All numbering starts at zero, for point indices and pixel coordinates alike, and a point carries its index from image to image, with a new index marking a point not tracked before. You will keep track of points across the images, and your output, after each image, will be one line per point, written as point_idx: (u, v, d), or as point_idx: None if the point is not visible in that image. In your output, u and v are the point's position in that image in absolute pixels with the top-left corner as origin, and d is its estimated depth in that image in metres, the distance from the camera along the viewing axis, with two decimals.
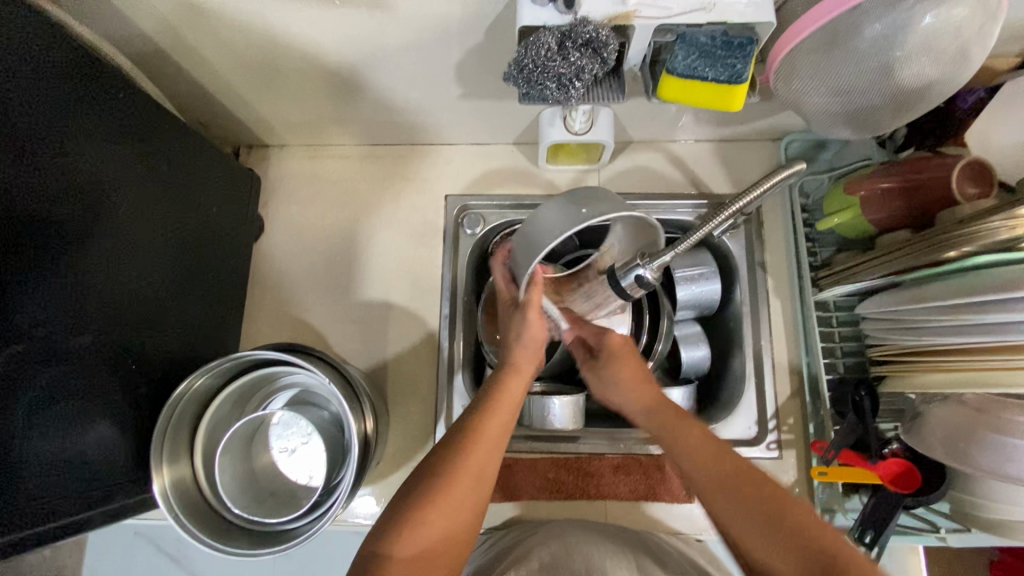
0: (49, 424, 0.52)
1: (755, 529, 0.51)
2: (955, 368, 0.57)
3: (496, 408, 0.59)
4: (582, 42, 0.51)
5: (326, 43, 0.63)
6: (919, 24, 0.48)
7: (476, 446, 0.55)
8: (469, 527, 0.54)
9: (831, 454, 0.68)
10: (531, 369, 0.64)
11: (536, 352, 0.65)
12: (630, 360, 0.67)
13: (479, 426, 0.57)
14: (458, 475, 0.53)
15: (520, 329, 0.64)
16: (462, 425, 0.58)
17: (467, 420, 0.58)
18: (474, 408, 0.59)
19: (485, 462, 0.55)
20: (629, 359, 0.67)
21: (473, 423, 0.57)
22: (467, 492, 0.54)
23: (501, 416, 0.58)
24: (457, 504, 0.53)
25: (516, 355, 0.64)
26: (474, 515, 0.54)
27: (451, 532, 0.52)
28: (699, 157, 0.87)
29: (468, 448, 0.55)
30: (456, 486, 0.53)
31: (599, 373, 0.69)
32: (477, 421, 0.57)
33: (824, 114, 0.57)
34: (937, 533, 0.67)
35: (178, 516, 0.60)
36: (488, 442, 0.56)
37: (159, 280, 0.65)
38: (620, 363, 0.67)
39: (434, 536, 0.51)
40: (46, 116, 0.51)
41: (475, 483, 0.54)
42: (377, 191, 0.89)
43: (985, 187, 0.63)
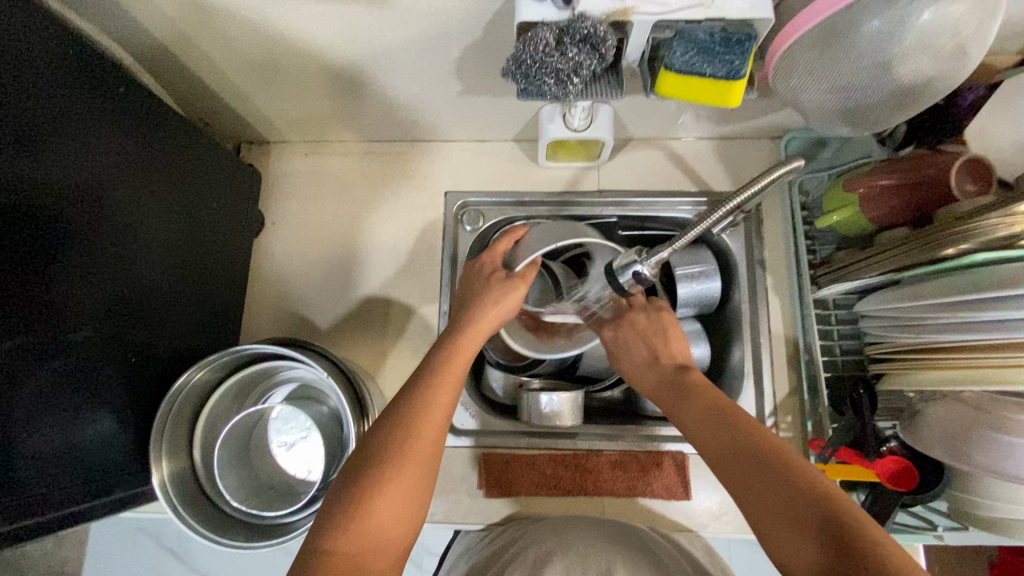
0: (51, 417, 0.53)
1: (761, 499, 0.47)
2: (951, 366, 0.57)
3: (443, 382, 0.58)
4: (580, 38, 0.51)
5: (325, 38, 0.63)
6: (917, 20, 0.47)
7: (424, 425, 0.54)
8: (419, 507, 0.53)
9: (828, 452, 0.68)
10: (490, 330, 0.64)
11: (503, 312, 0.65)
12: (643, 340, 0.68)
13: (423, 405, 0.55)
14: (404, 458, 0.52)
15: (501, 296, 0.65)
16: (410, 396, 0.56)
17: (413, 396, 0.56)
18: (423, 379, 0.58)
19: (434, 439, 0.55)
20: (640, 339, 0.68)
21: (417, 401, 0.55)
22: (411, 478, 0.52)
23: (447, 394, 0.57)
24: (408, 484, 0.52)
25: (479, 314, 0.63)
26: (424, 495, 0.54)
27: (400, 517, 0.51)
28: (699, 154, 0.86)
29: (417, 429, 0.54)
30: (408, 467, 0.52)
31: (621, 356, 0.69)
32: (423, 398, 0.56)
33: (824, 112, 0.57)
34: (935, 531, 0.66)
35: (177, 509, 0.61)
36: (437, 415, 0.55)
37: (160, 276, 0.66)
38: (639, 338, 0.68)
39: (378, 525, 0.50)
40: (38, 108, 0.51)
41: (423, 465, 0.53)
42: (378, 187, 0.90)
43: (982, 186, 0.62)
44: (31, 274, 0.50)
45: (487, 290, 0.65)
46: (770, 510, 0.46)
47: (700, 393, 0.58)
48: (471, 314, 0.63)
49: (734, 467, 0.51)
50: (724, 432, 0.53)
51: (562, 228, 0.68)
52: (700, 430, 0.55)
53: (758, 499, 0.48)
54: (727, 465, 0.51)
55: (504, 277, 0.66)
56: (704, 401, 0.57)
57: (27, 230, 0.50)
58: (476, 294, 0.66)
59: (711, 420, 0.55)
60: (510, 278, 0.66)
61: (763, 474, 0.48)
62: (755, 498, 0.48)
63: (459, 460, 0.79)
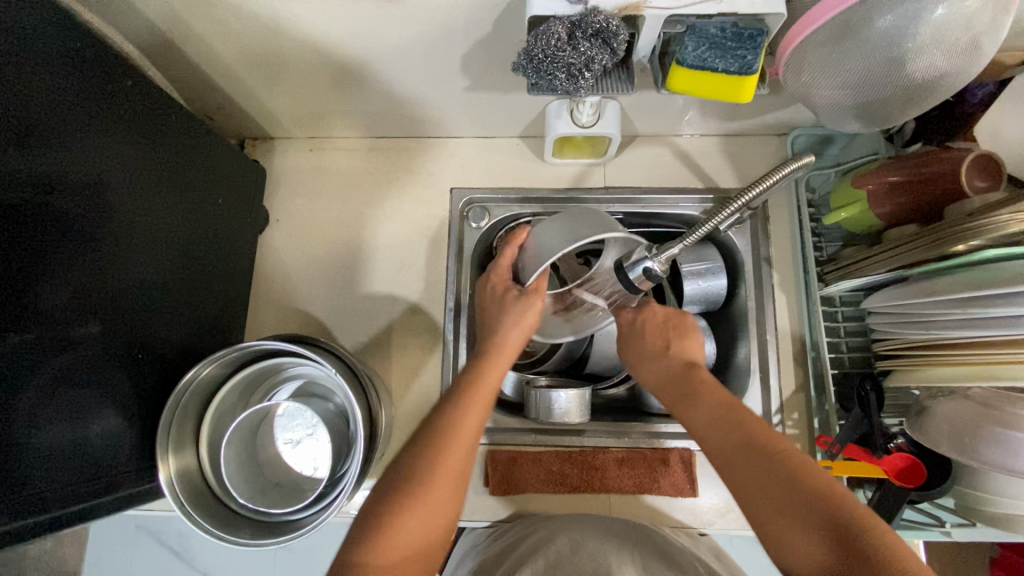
0: (57, 413, 0.52)
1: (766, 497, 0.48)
2: (960, 362, 0.57)
3: (473, 403, 0.58)
4: (592, 33, 0.51)
5: (332, 32, 0.63)
6: (930, 15, 0.48)
7: (454, 443, 0.55)
8: (448, 522, 0.54)
9: (836, 448, 0.67)
10: (513, 352, 0.65)
11: (524, 333, 0.65)
12: (656, 331, 0.68)
13: (454, 423, 0.56)
14: (434, 476, 0.53)
15: (520, 319, 0.64)
16: (440, 416, 0.57)
17: (444, 416, 0.57)
18: (451, 401, 0.58)
19: (463, 459, 0.55)
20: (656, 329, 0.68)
21: (448, 419, 0.56)
22: (443, 494, 0.53)
23: (476, 414, 0.58)
24: (438, 502, 0.52)
25: (502, 337, 0.64)
26: (453, 511, 0.54)
27: (430, 532, 0.52)
28: (705, 152, 0.86)
29: (446, 447, 0.54)
30: (437, 484, 0.53)
31: (626, 346, 0.70)
32: (455, 418, 0.56)
33: (834, 107, 0.57)
34: (942, 527, 0.66)
35: (184, 507, 0.61)
36: (465, 435, 0.56)
37: (165, 272, 0.65)
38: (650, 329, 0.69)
39: (413, 538, 0.51)
40: (40, 103, 0.50)
41: (454, 482, 0.54)
42: (382, 184, 0.89)
43: (993, 182, 0.62)
44: (34, 270, 0.50)
45: (503, 312, 0.65)
46: (771, 503, 0.48)
47: (709, 391, 0.58)
48: (495, 338, 0.64)
49: (739, 462, 0.52)
50: (734, 432, 0.54)
51: (578, 224, 0.62)
52: (707, 427, 0.56)
53: (762, 495, 0.49)
54: (732, 461, 0.52)
55: (518, 295, 0.65)
56: (714, 399, 0.57)
57: (31, 225, 0.49)
58: (494, 319, 0.65)
59: (722, 420, 0.55)
60: (525, 295, 0.65)
61: (769, 473, 0.49)
62: (755, 491, 0.49)
63: None
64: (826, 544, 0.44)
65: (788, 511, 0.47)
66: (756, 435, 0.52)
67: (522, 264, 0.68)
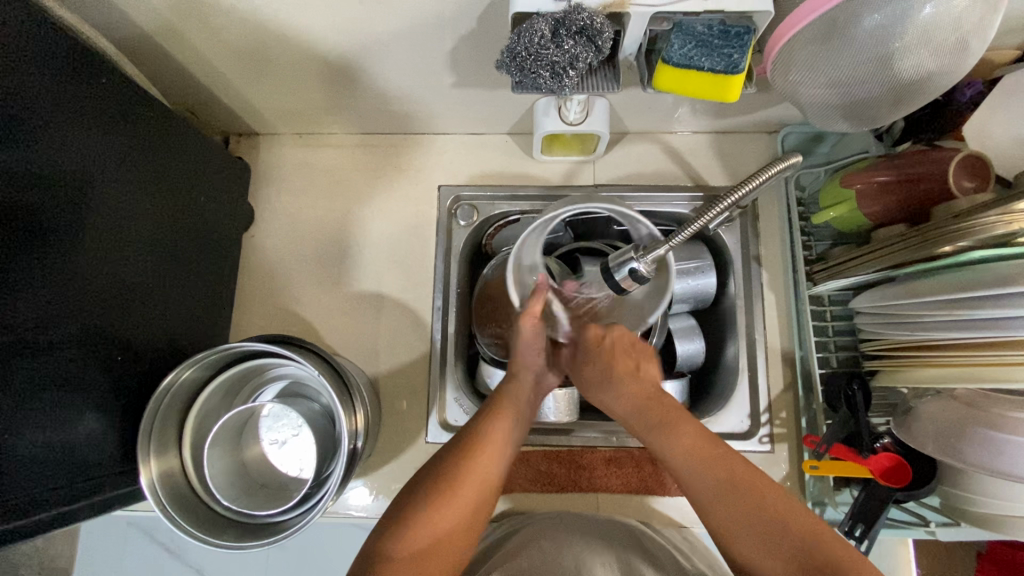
0: (36, 417, 0.52)
1: (745, 520, 0.54)
2: (945, 364, 0.57)
3: (500, 419, 0.62)
4: (576, 30, 0.50)
5: (315, 27, 0.62)
6: (917, 14, 0.47)
7: (479, 452, 0.59)
8: (472, 522, 0.58)
9: (822, 448, 0.68)
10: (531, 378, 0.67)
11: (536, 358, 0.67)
12: (623, 351, 0.63)
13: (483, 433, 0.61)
14: (464, 476, 0.58)
15: (519, 344, 0.64)
16: (469, 428, 0.62)
17: (472, 428, 0.62)
18: (478, 417, 0.63)
19: (486, 468, 0.59)
20: (623, 348, 0.63)
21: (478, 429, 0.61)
22: (471, 493, 0.57)
23: (502, 429, 0.62)
24: (461, 504, 0.56)
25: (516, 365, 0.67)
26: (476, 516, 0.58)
27: (454, 530, 0.56)
28: (696, 149, 0.86)
29: (471, 454, 0.59)
30: (461, 487, 0.57)
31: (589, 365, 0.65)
32: (481, 430, 0.61)
33: (822, 106, 0.57)
34: (926, 526, 0.67)
35: (168, 511, 0.60)
36: (490, 446, 0.60)
37: (147, 272, 0.65)
38: (617, 350, 0.63)
39: (445, 530, 0.55)
40: (21, 101, 0.49)
41: (477, 487, 0.58)
42: (370, 180, 0.88)
43: (980, 182, 0.62)
44: (44, 280, 0.52)
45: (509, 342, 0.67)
46: (750, 524, 0.54)
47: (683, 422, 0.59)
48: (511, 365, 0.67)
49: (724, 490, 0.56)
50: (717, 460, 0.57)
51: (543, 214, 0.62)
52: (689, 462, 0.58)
53: (744, 519, 0.54)
54: (713, 490, 0.56)
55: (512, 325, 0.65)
56: (691, 430, 0.59)
57: (23, 227, 0.50)
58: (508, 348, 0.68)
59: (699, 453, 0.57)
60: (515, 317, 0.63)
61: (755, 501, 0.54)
62: (738, 514, 0.54)
63: None
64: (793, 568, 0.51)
65: (767, 539, 0.53)
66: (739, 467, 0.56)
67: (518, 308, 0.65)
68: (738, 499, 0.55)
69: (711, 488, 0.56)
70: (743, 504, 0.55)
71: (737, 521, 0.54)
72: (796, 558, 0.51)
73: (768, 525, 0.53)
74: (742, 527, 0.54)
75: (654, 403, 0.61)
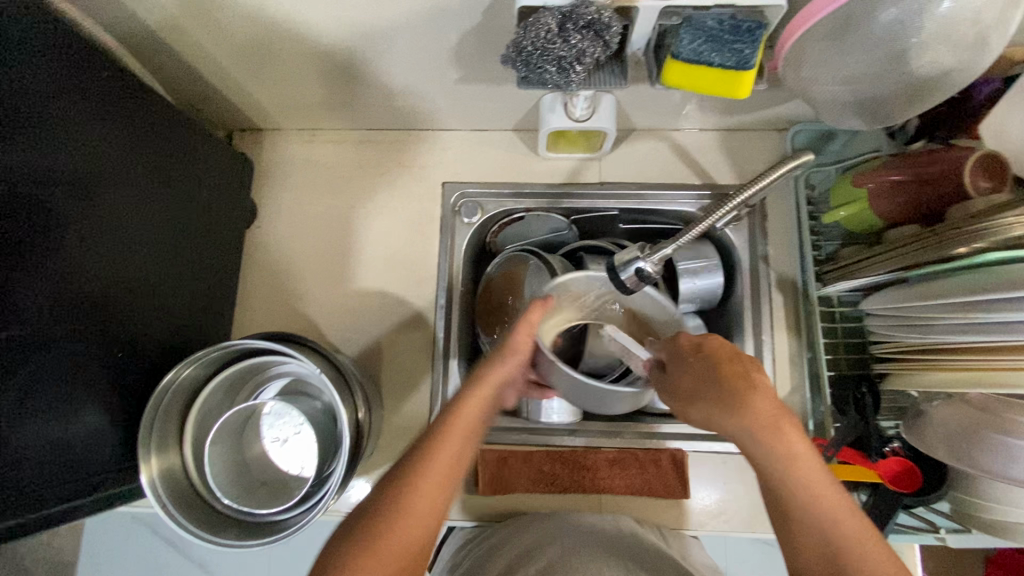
0: (34, 414, 0.51)
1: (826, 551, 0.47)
2: (958, 367, 0.55)
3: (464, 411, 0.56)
4: (584, 24, 0.49)
5: (318, 20, 0.61)
6: (935, 9, 0.45)
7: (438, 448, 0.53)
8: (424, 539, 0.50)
9: (830, 452, 0.66)
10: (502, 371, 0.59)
11: (514, 355, 0.60)
12: (726, 360, 0.53)
13: (434, 450, 0.53)
14: (415, 484, 0.51)
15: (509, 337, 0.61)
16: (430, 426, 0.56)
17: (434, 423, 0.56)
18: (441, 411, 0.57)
19: (449, 468, 0.53)
20: (728, 358, 0.53)
21: (429, 448, 0.53)
22: (422, 509, 0.51)
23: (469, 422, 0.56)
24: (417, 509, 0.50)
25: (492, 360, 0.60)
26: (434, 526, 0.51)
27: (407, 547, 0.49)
28: (703, 147, 0.84)
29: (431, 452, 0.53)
30: (422, 487, 0.51)
31: (690, 375, 0.54)
32: (442, 423, 0.56)
33: (835, 103, 0.55)
34: (934, 532, 0.66)
35: (167, 508, 0.60)
36: (455, 437, 0.55)
37: (145, 267, 0.64)
38: (717, 361, 0.53)
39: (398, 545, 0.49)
40: (22, 93, 0.49)
41: (436, 493, 0.52)
42: (372, 176, 0.88)
43: (997, 182, 0.61)
44: (41, 274, 0.51)
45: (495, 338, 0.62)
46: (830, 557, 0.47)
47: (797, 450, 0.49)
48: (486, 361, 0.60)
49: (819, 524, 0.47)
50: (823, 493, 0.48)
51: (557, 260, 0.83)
52: (796, 496, 0.48)
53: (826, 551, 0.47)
54: (804, 523, 0.48)
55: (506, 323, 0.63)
56: (804, 464, 0.49)
57: (23, 220, 0.49)
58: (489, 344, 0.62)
59: (805, 485, 0.48)
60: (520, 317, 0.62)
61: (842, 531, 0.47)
62: (820, 548, 0.47)
63: None
64: None
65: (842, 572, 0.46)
66: (837, 501, 0.48)
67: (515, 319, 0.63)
68: (829, 531, 0.47)
69: (815, 516, 0.48)
70: (824, 534, 0.47)
71: (817, 556, 0.47)
72: None
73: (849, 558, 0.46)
74: (821, 558, 0.47)
75: (775, 431, 0.49)
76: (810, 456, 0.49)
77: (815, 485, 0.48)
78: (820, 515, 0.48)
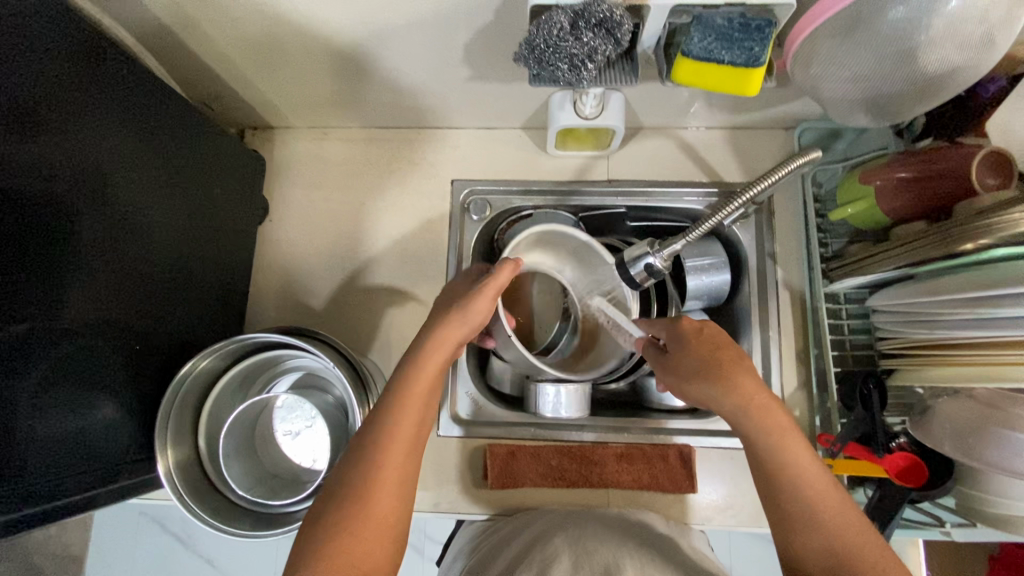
0: (52, 406, 0.52)
1: (807, 513, 0.50)
2: (965, 362, 0.56)
3: (424, 374, 0.56)
4: (595, 23, 0.50)
5: (331, 19, 0.62)
6: (943, 8, 0.46)
7: (405, 412, 0.54)
8: (396, 505, 0.51)
9: (836, 447, 0.67)
10: (459, 336, 0.58)
11: (470, 321, 0.59)
12: (716, 345, 0.59)
13: (392, 430, 0.53)
14: (387, 445, 0.52)
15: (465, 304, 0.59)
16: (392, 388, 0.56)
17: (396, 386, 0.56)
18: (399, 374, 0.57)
19: (415, 430, 0.54)
20: (719, 344, 0.59)
21: (385, 428, 0.53)
22: (393, 472, 0.51)
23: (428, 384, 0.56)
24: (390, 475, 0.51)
25: (447, 323, 0.58)
26: (405, 490, 0.52)
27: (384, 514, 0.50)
28: (710, 145, 0.85)
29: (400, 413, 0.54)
30: (393, 449, 0.52)
31: (685, 357, 0.59)
32: (404, 386, 0.55)
33: (843, 100, 0.56)
34: (941, 527, 0.66)
35: (183, 498, 0.61)
36: (417, 401, 0.55)
37: (159, 261, 0.64)
38: (707, 346, 0.59)
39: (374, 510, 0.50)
40: (40, 90, 0.50)
41: (407, 454, 0.53)
42: (382, 174, 0.88)
43: (1003, 179, 0.61)
44: (57, 269, 0.52)
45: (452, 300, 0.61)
46: (812, 518, 0.50)
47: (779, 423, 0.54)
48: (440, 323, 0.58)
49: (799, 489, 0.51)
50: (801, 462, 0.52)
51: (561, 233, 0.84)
52: (779, 464, 0.52)
53: (808, 514, 0.50)
54: (786, 488, 0.52)
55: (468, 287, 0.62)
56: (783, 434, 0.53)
57: (39, 214, 0.50)
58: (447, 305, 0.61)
59: (787, 454, 0.52)
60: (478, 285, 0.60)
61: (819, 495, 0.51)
62: (801, 510, 0.51)
63: (463, 449, 0.79)
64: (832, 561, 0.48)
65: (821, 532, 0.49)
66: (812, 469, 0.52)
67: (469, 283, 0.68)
68: (810, 496, 0.51)
69: (798, 484, 0.51)
70: (803, 497, 0.51)
71: (800, 519, 0.50)
72: (837, 550, 0.48)
73: (828, 520, 0.50)
74: (804, 520, 0.50)
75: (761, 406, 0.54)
76: (793, 432, 0.54)
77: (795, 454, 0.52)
78: (800, 482, 0.51)
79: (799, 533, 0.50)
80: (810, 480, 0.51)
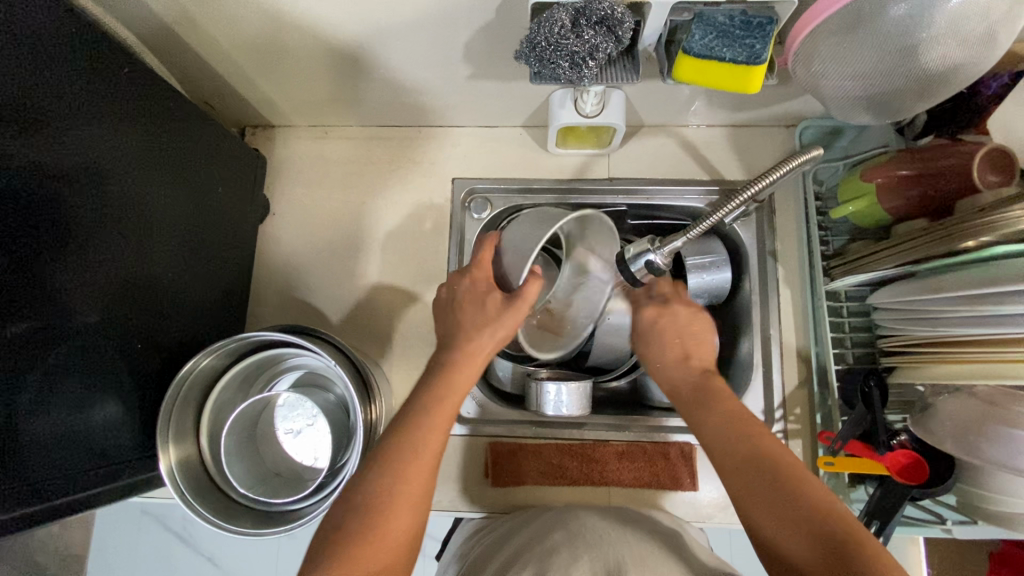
0: (55, 404, 0.52)
1: (776, 500, 0.50)
2: (966, 360, 0.56)
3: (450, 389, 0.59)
4: (596, 20, 0.50)
5: (331, 17, 0.62)
6: (946, 5, 0.46)
7: (432, 425, 0.56)
8: (416, 516, 0.52)
9: (837, 445, 0.68)
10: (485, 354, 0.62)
11: (496, 340, 0.62)
12: (675, 340, 0.68)
13: (416, 439, 0.55)
14: (413, 457, 0.54)
15: (487, 324, 0.61)
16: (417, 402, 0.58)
17: (421, 400, 0.58)
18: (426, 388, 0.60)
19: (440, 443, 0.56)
20: (678, 337, 0.68)
21: (408, 437, 0.55)
22: (418, 484, 0.53)
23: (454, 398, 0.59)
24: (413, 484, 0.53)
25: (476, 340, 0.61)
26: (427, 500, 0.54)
27: (405, 525, 0.51)
28: (711, 143, 0.85)
29: (426, 426, 0.56)
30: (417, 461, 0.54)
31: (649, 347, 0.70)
32: (431, 399, 0.58)
33: (845, 98, 0.56)
34: (943, 524, 0.67)
35: (185, 496, 0.61)
36: (444, 415, 0.58)
37: (162, 261, 0.65)
38: (681, 338, 0.68)
39: (397, 522, 0.51)
40: (41, 89, 0.49)
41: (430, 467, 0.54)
42: (383, 172, 0.88)
43: (1005, 177, 0.60)
44: (58, 267, 0.52)
45: (472, 314, 0.62)
46: (773, 506, 0.50)
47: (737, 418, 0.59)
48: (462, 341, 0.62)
49: (759, 479, 0.52)
50: (759, 455, 0.54)
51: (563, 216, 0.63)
52: (732, 453, 0.56)
53: (771, 502, 0.51)
54: (747, 476, 0.53)
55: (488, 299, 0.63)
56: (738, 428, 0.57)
57: (39, 213, 0.50)
58: (464, 319, 0.62)
59: (741, 445, 0.56)
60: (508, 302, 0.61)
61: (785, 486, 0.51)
62: (765, 499, 0.51)
63: (464, 447, 0.79)
64: (817, 551, 0.46)
65: (790, 519, 0.49)
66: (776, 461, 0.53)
67: (501, 265, 0.65)
68: (770, 483, 0.52)
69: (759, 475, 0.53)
70: (766, 486, 0.52)
71: (763, 506, 0.51)
72: (820, 537, 0.47)
73: (794, 508, 0.49)
74: (767, 507, 0.51)
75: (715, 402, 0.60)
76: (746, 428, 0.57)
77: (751, 448, 0.55)
78: (757, 472, 0.53)
79: (764, 519, 0.50)
80: (772, 471, 0.53)
